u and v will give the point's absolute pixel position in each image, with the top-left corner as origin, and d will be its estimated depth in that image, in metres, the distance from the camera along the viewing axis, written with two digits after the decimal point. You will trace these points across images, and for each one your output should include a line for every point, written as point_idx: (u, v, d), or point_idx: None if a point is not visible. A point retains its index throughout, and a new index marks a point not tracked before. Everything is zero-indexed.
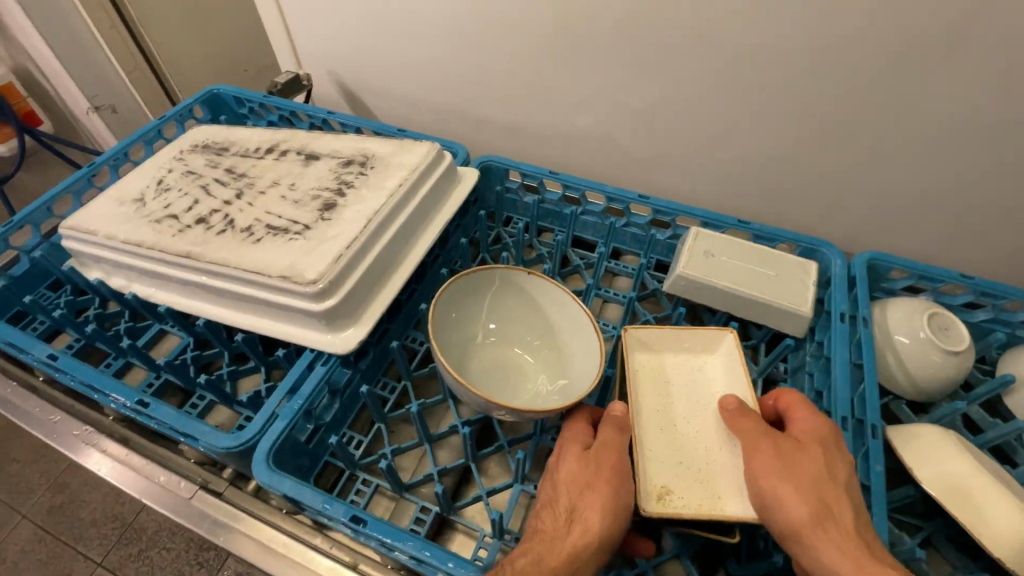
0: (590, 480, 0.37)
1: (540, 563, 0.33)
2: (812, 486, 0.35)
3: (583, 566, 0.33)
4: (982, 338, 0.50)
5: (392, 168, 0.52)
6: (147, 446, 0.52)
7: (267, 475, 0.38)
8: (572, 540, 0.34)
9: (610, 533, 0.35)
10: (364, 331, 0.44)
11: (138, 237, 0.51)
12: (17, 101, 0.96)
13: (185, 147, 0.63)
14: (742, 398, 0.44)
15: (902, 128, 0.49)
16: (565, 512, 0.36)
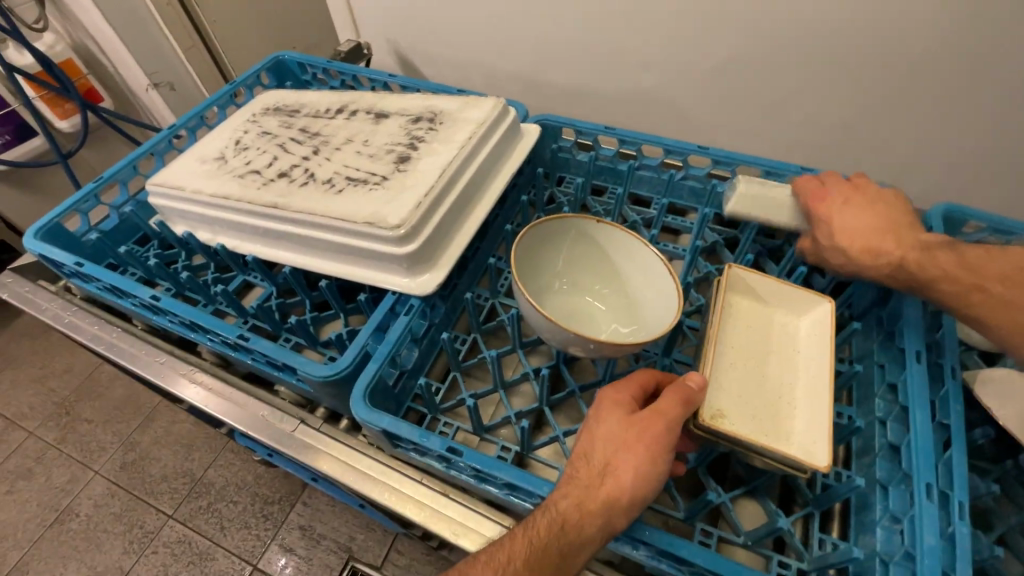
0: (629, 440, 0.37)
1: (581, 509, 0.35)
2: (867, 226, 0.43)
3: (615, 517, 0.35)
4: None
5: (460, 123, 0.54)
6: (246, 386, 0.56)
7: (366, 411, 0.42)
8: (609, 493, 0.35)
9: (646, 491, 0.36)
10: (443, 275, 0.47)
11: (224, 191, 0.54)
12: (78, 79, 0.99)
13: (257, 110, 0.66)
14: (822, 356, 0.44)
15: (982, 83, 0.49)
16: (600, 464, 0.37)
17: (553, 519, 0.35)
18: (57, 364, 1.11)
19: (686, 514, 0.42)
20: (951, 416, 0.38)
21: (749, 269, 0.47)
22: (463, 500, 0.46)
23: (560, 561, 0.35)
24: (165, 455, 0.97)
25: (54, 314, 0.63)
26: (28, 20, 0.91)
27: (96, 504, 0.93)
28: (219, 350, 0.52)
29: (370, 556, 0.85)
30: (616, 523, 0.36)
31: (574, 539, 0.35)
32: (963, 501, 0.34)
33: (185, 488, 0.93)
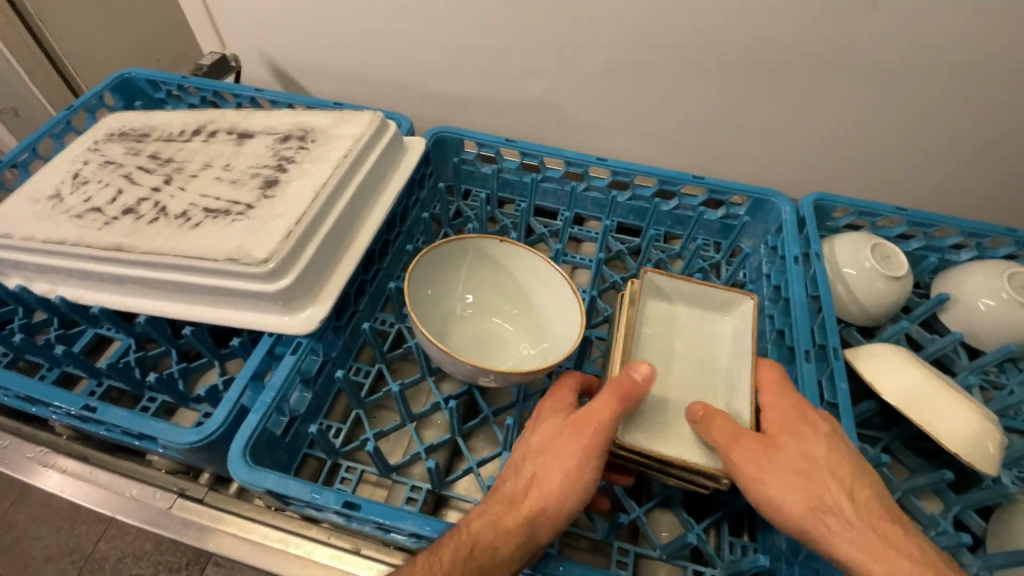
0: (558, 445, 0.34)
1: (495, 528, 0.33)
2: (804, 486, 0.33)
3: (537, 531, 0.33)
4: (916, 265, 0.54)
5: (334, 140, 0.50)
6: (111, 460, 0.48)
7: (247, 472, 0.36)
8: (528, 508, 0.33)
9: (569, 508, 0.33)
10: (325, 308, 0.42)
11: (58, 235, 0.46)
12: None
13: (98, 138, 0.57)
14: (745, 359, 0.41)
15: (839, 76, 0.52)
16: (527, 475, 0.35)
17: (461, 543, 0.33)
18: None
19: (603, 535, 0.40)
20: (839, 395, 0.39)
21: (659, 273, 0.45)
22: (375, 553, 0.42)
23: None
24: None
25: None
26: None
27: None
28: (65, 424, 0.44)
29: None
30: (539, 539, 0.33)
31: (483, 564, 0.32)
32: None
33: None
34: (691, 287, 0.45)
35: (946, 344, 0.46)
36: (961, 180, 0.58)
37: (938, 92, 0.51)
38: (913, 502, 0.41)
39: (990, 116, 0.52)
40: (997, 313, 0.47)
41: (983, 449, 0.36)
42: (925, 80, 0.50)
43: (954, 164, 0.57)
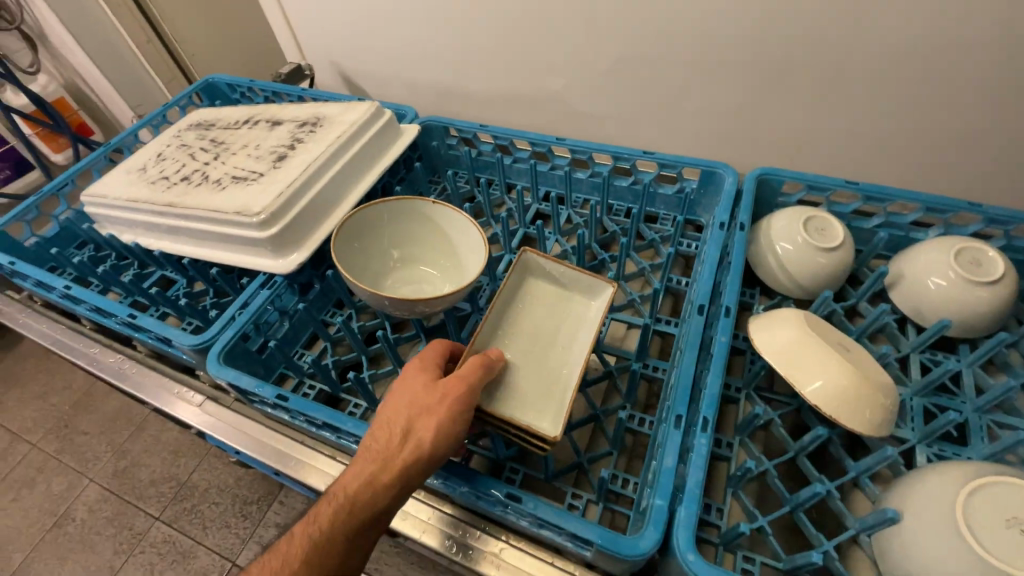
0: (432, 403, 0.36)
1: (372, 487, 0.35)
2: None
3: (412, 481, 0.35)
4: (869, 241, 0.55)
5: (336, 124, 0.61)
6: (170, 372, 0.59)
7: (216, 367, 0.47)
8: (405, 463, 0.35)
9: (444, 455, 0.36)
10: (305, 254, 0.53)
11: (136, 196, 0.61)
12: (70, 113, 1.17)
13: (179, 128, 0.74)
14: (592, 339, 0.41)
15: (814, 57, 0.53)
16: (401, 430, 0.36)
17: (341, 506, 0.35)
18: (58, 381, 1.28)
19: (495, 453, 0.45)
20: (721, 337, 0.42)
21: (542, 253, 0.45)
22: (346, 461, 0.49)
23: (341, 561, 0.34)
24: (152, 460, 1.09)
25: (10, 316, 0.67)
26: (24, 64, 1.09)
27: (91, 508, 1.06)
28: (125, 333, 0.58)
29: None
30: (414, 487, 0.36)
31: (361, 521, 0.35)
32: (706, 418, 0.38)
33: (171, 491, 1.05)
34: (557, 270, 0.45)
35: (878, 316, 0.47)
36: (953, 172, 0.56)
37: (918, 76, 0.50)
38: (805, 462, 0.42)
39: (979, 103, 0.50)
40: (944, 292, 0.46)
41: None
42: (879, 57, 0.50)
43: (943, 155, 0.55)
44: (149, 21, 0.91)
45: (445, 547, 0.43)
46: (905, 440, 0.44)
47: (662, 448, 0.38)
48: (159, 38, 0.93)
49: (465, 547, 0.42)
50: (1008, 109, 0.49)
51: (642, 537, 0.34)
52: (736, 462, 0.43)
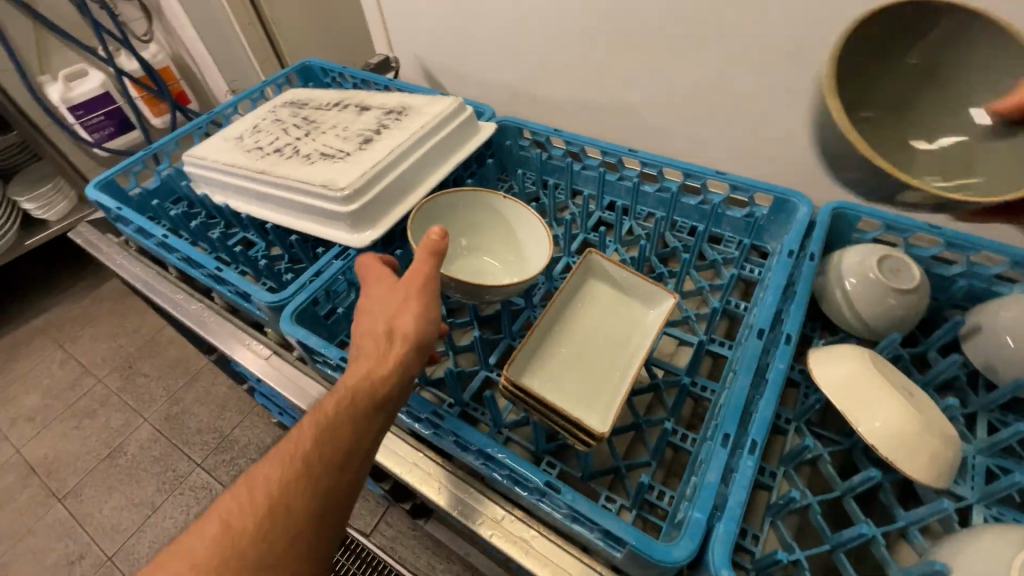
0: (403, 301, 0.40)
1: (371, 377, 0.38)
2: (891, 118, 0.36)
3: (407, 368, 0.39)
4: (946, 291, 0.52)
5: (420, 114, 0.64)
6: (241, 325, 0.63)
7: (288, 324, 0.50)
8: (393, 354, 0.39)
9: (424, 341, 0.40)
10: (379, 233, 0.56)
11: (232, 161, 0.66)
12: (172, 83, 1.27)
13: (275, 104, 0.79)
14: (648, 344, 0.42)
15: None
16: (383, 328, 0.40)
17: (344, 397, 0.38)
18: (128, 324, 1.39)
19: (536, 447, 0.45)
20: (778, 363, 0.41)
21: (607, 256, 0.45)
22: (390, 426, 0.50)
23: (352, 437, 0.37)
24: (201, 411, 1.19)
25: (109, 256, 0.75)
26: (139, 32, 1.21)
27: (142, 445, 1.15)
28: (208, 283, 0.63)
29: (362, 523, 1.04)
30: (410, 376, 0.39)
31: (363, 405, 0.37)
32: (755, 440, 0.38)
33: (214, 442, 1.14)
34: (618, 272, 0.45)
35: (946, 368, 0.45)
36: None
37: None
38: (852, 503, 0.41)
39: None
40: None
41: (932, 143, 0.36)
42: None
43: None
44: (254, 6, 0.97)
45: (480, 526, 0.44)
46: (963, 497, 0.42)
47: (705, 463, 0.39)
48: (259, 21, 1.00)
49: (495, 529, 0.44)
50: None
51: (676, 546, 0.34)
52: (778, 492, 0.42)
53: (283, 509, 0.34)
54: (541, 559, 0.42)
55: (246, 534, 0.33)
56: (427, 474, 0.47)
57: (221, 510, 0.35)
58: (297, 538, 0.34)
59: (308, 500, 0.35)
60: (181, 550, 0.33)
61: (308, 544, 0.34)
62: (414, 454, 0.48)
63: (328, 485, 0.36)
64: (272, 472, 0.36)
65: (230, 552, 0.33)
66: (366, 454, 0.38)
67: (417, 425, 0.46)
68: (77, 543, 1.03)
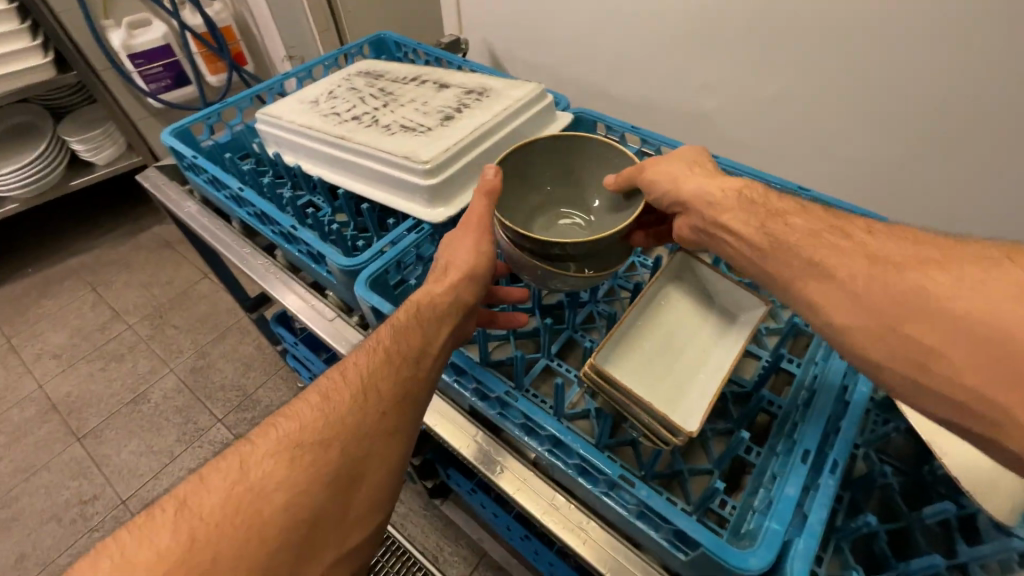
0: (461, 239, 0.46)
1: (430, 294, 0.43)
2: (571, 189, 0.57)
3: (461, 289, 0.44)
4: None
5: (503, 98, 0.64)
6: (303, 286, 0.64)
7: (363, 289, 0.51)
8: (450, 279, 0.44)
9: (478, 270, 0.45)
10: (455, 211, 0.56)
11: (310, 123, 0.67)
12: (233, 43, 1.28)
13: (349, 72, 0.80)
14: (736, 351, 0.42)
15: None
16: (443, 263, 0.45)
17: (411, 307, 0.43)
18: (162, 275, 1.41)
19: (596, 440, 0.44)
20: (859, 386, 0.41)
21: (699, 258, 0.46)
22: (449, 402, 0.50)
23: (420, 341, 0.41)
24: (226, 367, 1.21)
25: (177, 204, 0.76)
26: None
27: (166, 395, 1.18)
28: (277, 240, 0.63)
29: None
30: (465, 298, 0.44)
31: (428, 321, 0.42)
32: (837, 460, 0.38)
33: (236, 399, 1.16)
34: (710, 276, 0.46)
35: None
36: None
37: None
38: (919, 536, 0.40)
39: None
40: None
41: (574, 223, 0.57)
42: None
43: None
44: None
45: (537, 512, 0.44)
46: None
47: (783, 476, 0.38)
48: None
49: (552, 515, 0.44)
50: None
51: (752, 554, 0.34)
52: (843, 515, 0.42)
53: (371, 391, 0.39)
54: (599, 550, 0.42)
55: (344, 407, 0.38)
56: (484, 453, 0.47)
57: (319, 387, 0.40)
58: (383, 416, 0.38)
59: (390, 383, 0.39)
60: (289, 418, 0.38)
61: (393, 422, 0.39)
62: (473, 432, 0.48)
63: (406, 375, 0.40)
64: (361, 359, 0.41)
65: (331, 422, 0.37)
66: (436, 359, 0.42)
67: (483, 404, 0.46)
68: (95, 483, 1.06)
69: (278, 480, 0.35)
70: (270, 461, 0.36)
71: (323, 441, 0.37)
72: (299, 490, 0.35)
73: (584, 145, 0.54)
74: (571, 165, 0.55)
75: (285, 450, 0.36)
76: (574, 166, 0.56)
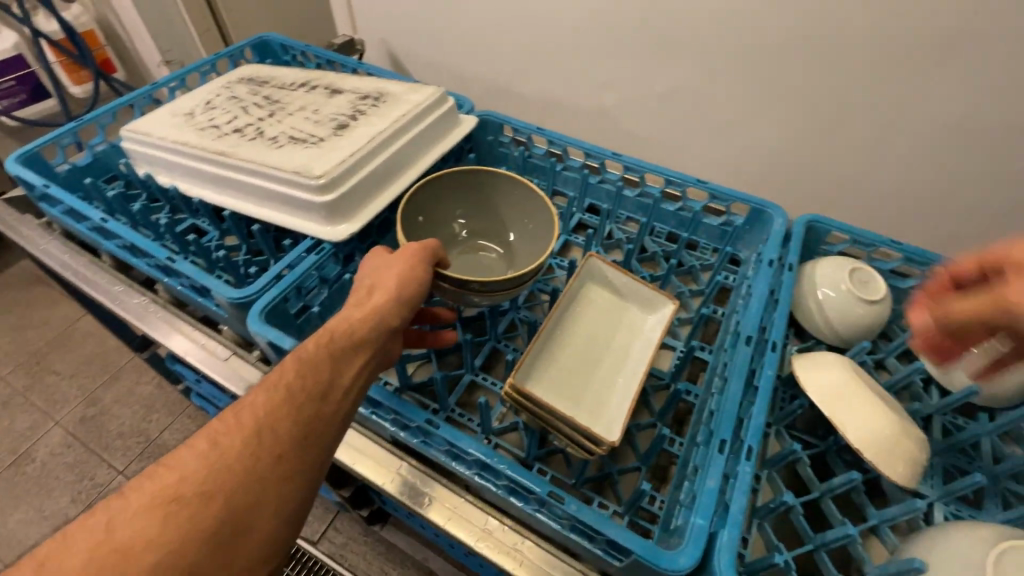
0: (388, 262, 0.41)
1: (347, 322, 0.38)
2: (483, 227, 0.55)
3: (385, 315, 0.38)
4: (900, 301, 0.56)
5: (400, 102, 0.61)
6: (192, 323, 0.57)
7: (257, 324, 0.46)
8: (372, 303, 0.39)
9: (405, 293, 0.40)
10: (357, 227, 0.52)
11: (184, 139, 0.60)
12: (97, 48, 1.12)
13: (230, 80, 0.72)
14: (650, 350, 0.42)
15: (896, 114, 0.54)
16: (366, 286, 0.41)
17: (323, 335, 0.37)
18: (34, 316, 1.23)
19: (527, 453, 0.44)
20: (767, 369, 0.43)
21: (607, 260, 0.45)
22: (369, 433, 0.47)
23: (331, 375, 0.35)
24: (124, 413, 1.08)
25: (31, 241, 0.66)
26: None
27: (54, 451, 1.03)
28: (155, 275, 0.57)
29: (310, 530, 0.97)
30: (388, 326, 0.38)
31: (339, 351, 0.36)
32: (751, 446, 0.38)
33: (139, 447, 1.03)
34: (621, 278, 0.45)
35: (908, 373, 0.49)
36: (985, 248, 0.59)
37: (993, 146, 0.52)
38: (829, 505, 0.42)
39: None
40: None
41: (492, 257, 0.55)
42: (943, 127, 0.53)
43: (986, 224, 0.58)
44: None
45: (469, 538, 0.42)
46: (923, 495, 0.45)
47: (704, 468, 0.39)
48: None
49: (485, 540, 0.42)
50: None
51: (681, 553, 0.34)
52: (763, 494, 0.44)
53: (269, 432, 0.32)
54: (532, 568, 0.41)
55: (236, 454, 0.31)
56: (410, 484, 0.45)
57: (208, 430, 0.32)
58: (280, 460, 0.31)
59: (293, 423, 0.33)
60: (169, 466, 0.30)
61: (295, 465, 0.32)
62: (397, 463, 0.46)
63: (312, 413, 0.34)
64: (260, 396, 0.33)
65: (219, 473, 0.30)
66: (347, 393, 0.36)
67: (404, 433, 0.43)
68: None
69: (146, 543, 0.27)
70: (136, 524, 0.28)
71: (209, 489, 0.29)
72: (171, 558, 0.27)
73: (495, 180, 0.53)
74: (489, 201, 0.54)
75: (161, 505, 0.28)
76: (490, 201, 0.54)
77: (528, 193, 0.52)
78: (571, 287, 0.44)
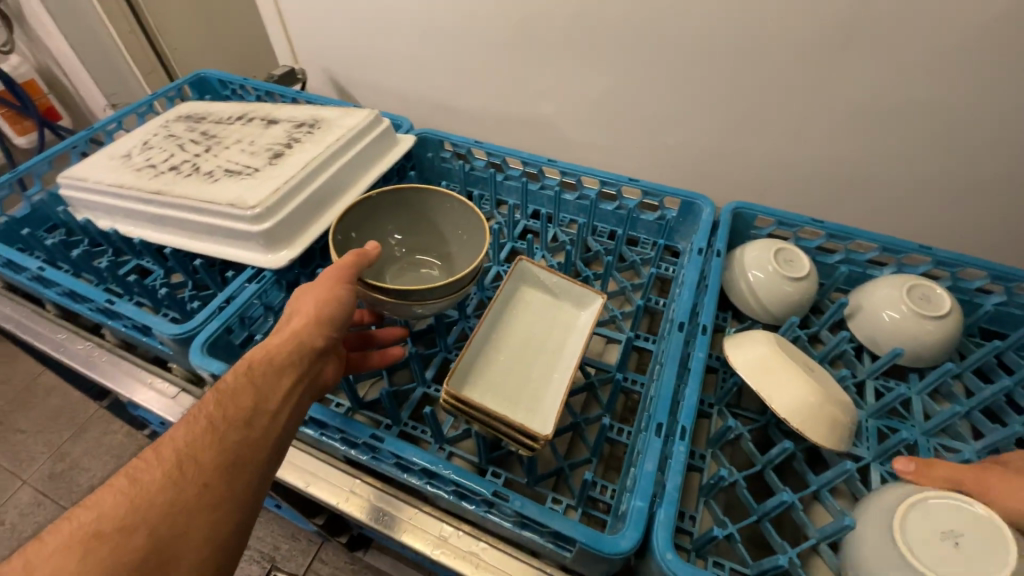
0: (309, 284, 0.42)
1: (268, 347, 0.38)
2: (423, 242, 0.57)
3: (307, 336, 0.39)
4: (830, 276, 0.59)
5: (334, 127, 0.62)
6: (140, 363, 0.57)
7: (199, 357, 0.46)
8: (292, 327, 0.39)
9: (326, 312, 0.40)
10: (297, 252, 0.53)
11: (120, 181, 0.60)
12: (39, 97, 1.09)
13: (168, 119, 0.72)
14: (582, 344, 0.44)
15: (807, 102, 0.57)
16: (288, 311, 0.41)
17: (244, 364, 0.37)
18: None
19: (479, 458, 0.45)
20: (698, 351, 0.45)
21: (537, 262, 0.47)
22: (323, 455, 0.47)
23: (254, 401, 0.35)
24: (93, 465, 1.05)
25: None
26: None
27: (25, 511, 0.99)
28: (98, 319, 0.56)
29: (293, 565, 0.92)
30: (310, 347, 0.39)
31: (262, 378, 0.37)
32: (685, 425, 0.40)
33: None
34: (550, 279, 0.47)
35: (837, 343, 0.51)
36: (906, 218, 0.62)
37: (899, 125, 0.55)
38: (772, 476, 0.44)
39: (930, 157, 0.56)
40: (896, 323, 0.50)
41: (433, 271, 0.57)
42: (849, 110, 0.56)
43: (904, 197, 0.60)
44: (136, 15, 0.89)
45: (427, 547, 0.43)
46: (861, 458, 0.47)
47: (643, 452, 0.40)
48: (144, 33, 0.91)
49: (443, 547, 0.43)
50: (969, 161, 0.55)
51: (622, 536, 0.35)
52: (709, 473, 0.45)
53: (191, 463, 0.32)
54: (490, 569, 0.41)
55: (157, 487, 0.31)
56: (367, 502, 0.45)
57: (127, 469, 0.32)
58: (204, 491, 0.31)
59: (217, 454, 0.33)
60: (86, 506, 0.30)
61: (221, 494, 0.32)
62: (352, 481, 0.46)
63: (237, 440, 0.34)
64: (181, 431, 0.33)
65: (138, 509, 0.30)
66: (274, 419, 0.36)
67: (354, 451, 0.44)
68: None
69: None
70: (47, 567, 0.27)
71: (129, 525, 0.29)
72: None
73: (428, 197, 0.54)
74: (425, 217, 0.55)
75: (79, 542, 0.28)
76: (426, 217, 0.56)
77: (460, 208, 0.53)
78: (503, 292, 0.46)
